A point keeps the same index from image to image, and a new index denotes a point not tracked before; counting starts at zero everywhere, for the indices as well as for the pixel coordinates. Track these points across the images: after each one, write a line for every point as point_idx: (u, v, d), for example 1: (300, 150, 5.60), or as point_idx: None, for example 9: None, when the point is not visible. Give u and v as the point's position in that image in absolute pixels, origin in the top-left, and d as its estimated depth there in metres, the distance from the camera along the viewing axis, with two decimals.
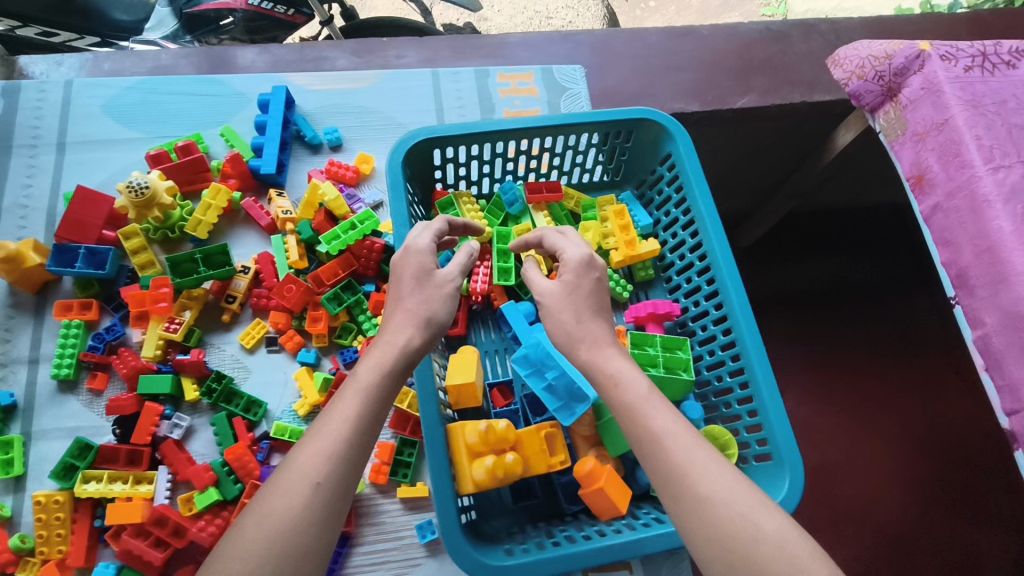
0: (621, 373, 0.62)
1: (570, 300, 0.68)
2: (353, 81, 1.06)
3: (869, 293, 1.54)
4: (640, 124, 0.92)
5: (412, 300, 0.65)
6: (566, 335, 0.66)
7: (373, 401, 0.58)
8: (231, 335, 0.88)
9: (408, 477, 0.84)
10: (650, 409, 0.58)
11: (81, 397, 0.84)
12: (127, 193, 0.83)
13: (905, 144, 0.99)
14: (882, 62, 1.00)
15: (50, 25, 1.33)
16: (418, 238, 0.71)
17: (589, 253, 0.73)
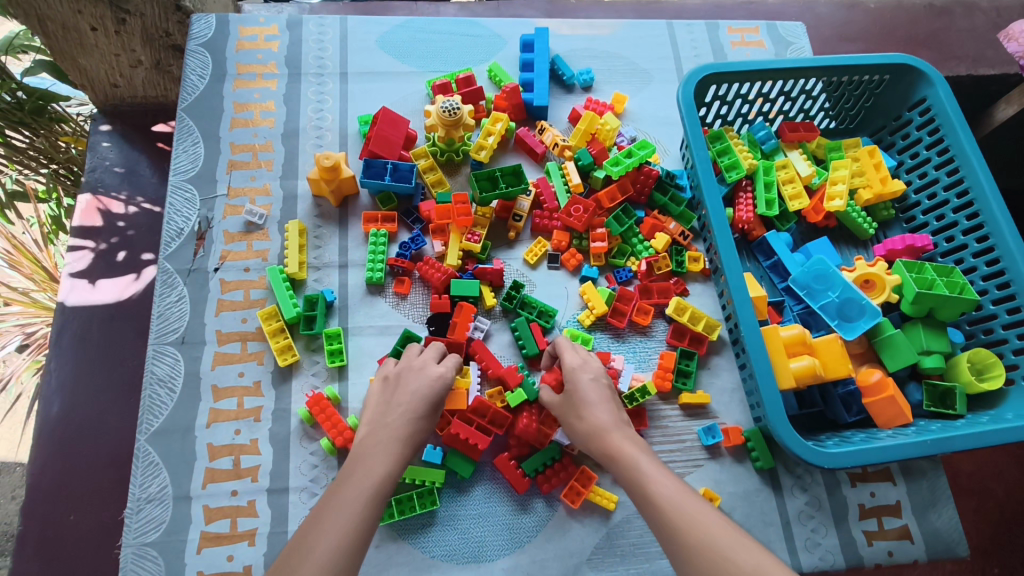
0: (624, 451, 0.68)
1: (565, 412, 0.75)
2: (597, 28, 1.13)
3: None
4: (899, 70, 0.98)
5: (404, 424, 0.71)
6: (577, 436, 0.73)
7: (369, 511, 0.62)
8: (515, 252, 0.95)
9: (688, 385, 0.90)
10: (649, 481, 0.64)
11: (388, 299, 0.91)
12: (440, 112, 0.91)
13: None
14: None
15: None
16: (426, 361, 0.78)
17: (586, 358, 0.78)
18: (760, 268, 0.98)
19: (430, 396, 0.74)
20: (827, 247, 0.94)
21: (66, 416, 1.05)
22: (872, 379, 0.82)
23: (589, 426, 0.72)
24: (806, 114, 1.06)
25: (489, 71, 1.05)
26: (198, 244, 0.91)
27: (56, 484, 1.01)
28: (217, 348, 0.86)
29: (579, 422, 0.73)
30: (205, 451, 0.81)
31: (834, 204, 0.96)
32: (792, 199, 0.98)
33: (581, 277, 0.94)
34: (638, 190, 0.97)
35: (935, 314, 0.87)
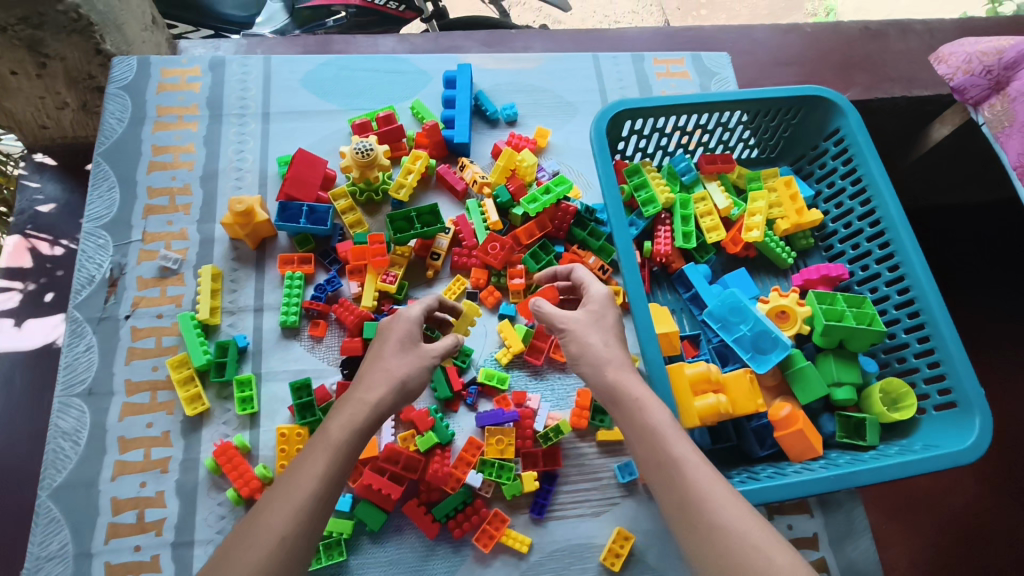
0: (649, 400, 0.68)
1: (585, 328, 0.76)
2: (523, 62, 1.14)
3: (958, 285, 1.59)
4: (812, 102, 1.00)
5: (391, 361, 0.70)
6: (595, 359, 0.73)
7: (339, 461, 0.63)
8: (434, 290, 0.95)
9: (605, 422, 0.89)
10: (671, 436, 0.64)
11: (303, 342, 0.90)
12: (354, 154, 0.91)
13: (1012, 135, 1.20)
14: (993, 58, 1.21)
15: (172, 20, 1.58)
16: (410, 308, 0.78)
17: (610, 291, 0.80)
18: (679, 299, 0.98)
19: (414, 333, 0.74)
20: (744, 279, 0.95)
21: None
22: (782, 413, 0.83)
23: (610, 360, 0.72)
24: (726, 145, 1.07)
25: (411, 109, 1.05)
26: (110, 291, 0.90)
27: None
28: (127, 398, 0.85)
29: (597, 355, 0.73)
30: (108, 505, 0.80)
31: (751, 235, 0.97)
32: (709, 231, 0.98)
33: (499, 315, 0.94)
34: (557, 226, 0.97)
35: (846, 345, 0.88)
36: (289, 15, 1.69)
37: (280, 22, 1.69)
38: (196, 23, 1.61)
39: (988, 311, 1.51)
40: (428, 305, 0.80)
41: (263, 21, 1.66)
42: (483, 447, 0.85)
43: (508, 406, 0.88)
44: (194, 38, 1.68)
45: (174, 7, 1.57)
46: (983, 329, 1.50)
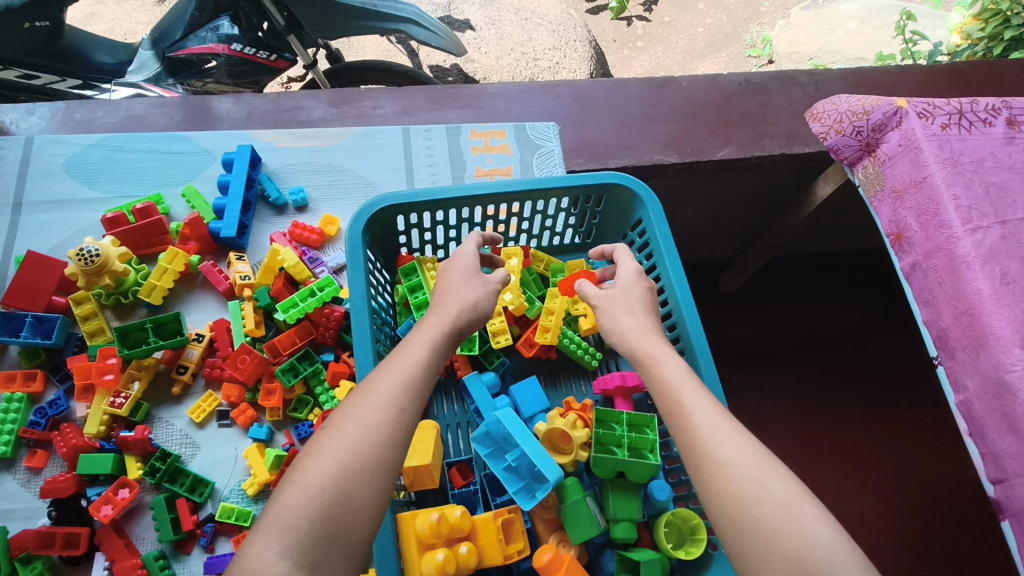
0: (660, 353, 0.65)
1: (611, 301, 0.72)
2: (322, 138, 1.04)
3: (854, 340, 1.51)
4: (610, 190, 0.91)
5: (465, 284, 0.70)
6: (613, 325, 0.70)
7: (436, 354, 0.62)
8: (180, 409, 0.84)
9: (359, 562, 0.79)
10: (684, 386, 0.60)
11: (18, 476, 0.79)
12: (76, 261, 0.81)
13: (883, 200, 1.08)
14: (860, 118, 1.09)
15: (31, 68, 1.37)
16: (466, 245, 0.77)
17: (638, 270, 0.76)
18: (466, 411, 0.87)
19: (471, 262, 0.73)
20: (529, 389, 0.85)
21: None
22: (545, 558, 0.72)
23: (626, 322, 0.70)
24: (531, 233, 0.97)
25: (183, 196, 0.96)
26: None
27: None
28: None
29: (627, 314, 0.70)
30: None
31: (543, 339, 0.87)
32: (497, 334, 0.87)
33: (250, 437, 0.83)
34: (323, 332, 0.87)
35: (628, 475, 0.77)
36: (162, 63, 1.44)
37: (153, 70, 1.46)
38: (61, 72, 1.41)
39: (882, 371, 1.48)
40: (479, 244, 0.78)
41: (133, 68, 1.45)
42: None
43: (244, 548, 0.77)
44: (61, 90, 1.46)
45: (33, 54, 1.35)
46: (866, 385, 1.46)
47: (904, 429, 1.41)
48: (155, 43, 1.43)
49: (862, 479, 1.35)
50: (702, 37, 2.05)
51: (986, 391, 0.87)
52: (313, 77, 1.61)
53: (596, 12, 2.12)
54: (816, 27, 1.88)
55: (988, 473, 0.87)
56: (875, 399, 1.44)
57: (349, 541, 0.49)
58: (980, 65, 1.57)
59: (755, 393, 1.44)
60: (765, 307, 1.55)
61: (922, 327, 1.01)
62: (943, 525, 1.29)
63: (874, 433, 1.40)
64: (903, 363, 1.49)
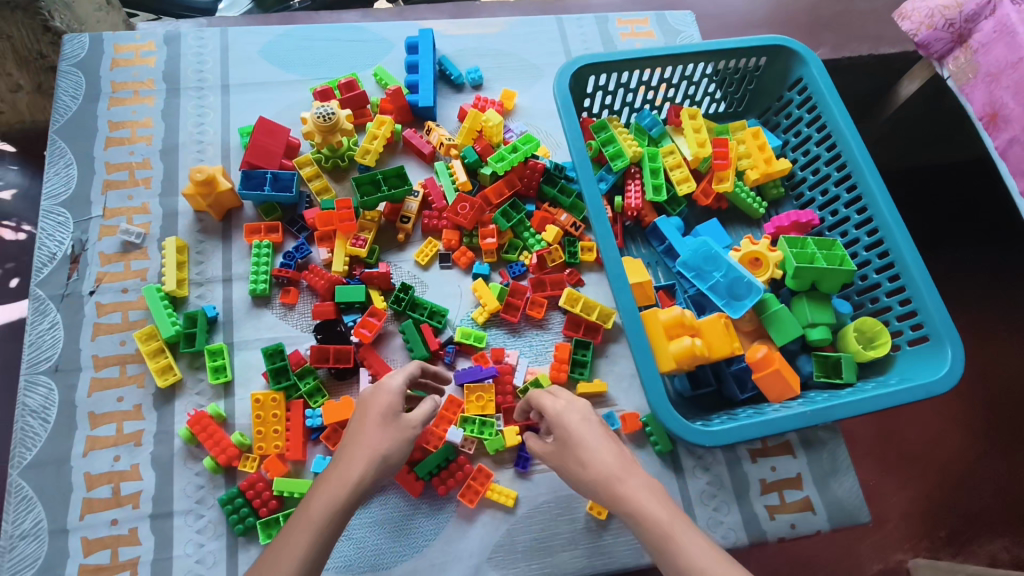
0: (643, 506, 0.60)
1: (565, 458, 0.67)
2: (486, 27, 1.13)
3: (952, 238, 1.51)
4: (775, 52, 1.00)
5: (371, 437, 0.66)
6: (589, 481, 0.64)
7: (323, 540, 0.59)
8: (406, 254, 0.94)
9: (585, 374, 0.89)
10: (686, 543, 0.57)
11: (275, 310, 0.89)
12: (314, 118, 0.90)
13: (977, 85, 1.16)
14: (953, 11, 1.16)
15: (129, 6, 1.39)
16: (390, 377, 0.72)
17: (574, 398, 0.71)
18: (654, 253, 0.99)
19: (378, 412, 0.68)
20: (716, 230, 0.95)
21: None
22: (758, 355, 0.83)
23: (603, 468, 0.63)
24: (693, 100, 1.06)
25: (375, 76, 1.04)
26: (71, 268, 0.88)
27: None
28: (94, 373, 0.84)
29: (582, 470, 0.64)
30: (81, 480, 0.80)
31: (722, 185, 0.97)
32: (680, 183, 0.97)
33: (473, 275, 0.93)
34: (526, 185, 0.96)
35: (818, 287, 0.89)
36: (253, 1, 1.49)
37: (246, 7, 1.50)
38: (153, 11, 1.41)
39: (981, 267, 1.48)
40: (412, 374, 0.75)
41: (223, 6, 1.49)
42: (464, 405, 0.85)
43: (486, 363, 0.88)
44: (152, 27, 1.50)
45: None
46: (965, 286, 1.48)
47: (1001, 320, 1.45)
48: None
49: None
50: None
51: None
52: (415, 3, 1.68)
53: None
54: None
55: None
56: (971, 289, 1.48)
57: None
58: None
59: None
60: None
61: (1018, 197, 1.11)
62: None
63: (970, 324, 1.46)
64: (997, 264, 1.49)
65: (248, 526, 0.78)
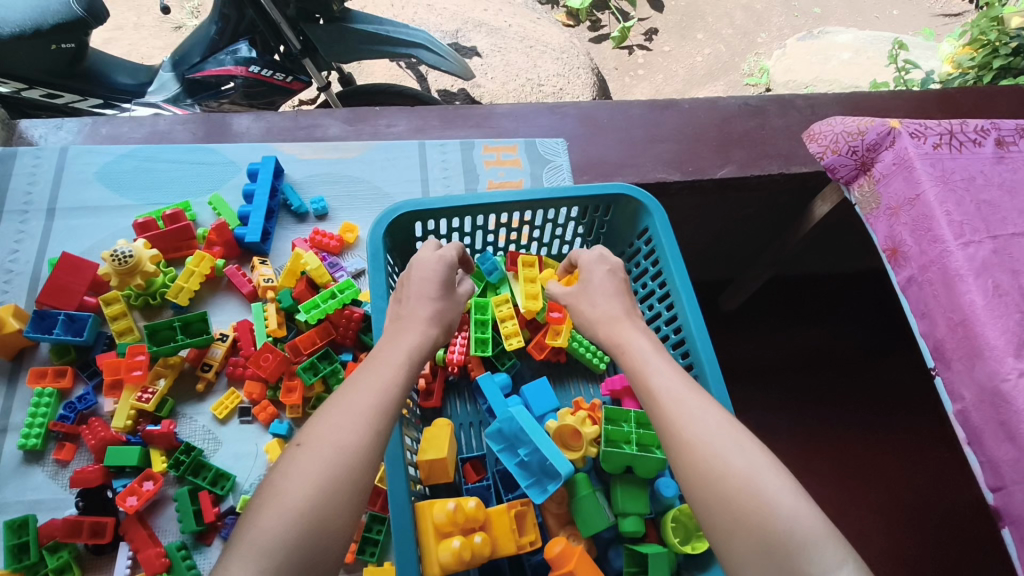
0: (628, 340, 0.68)
1: (577, 298, 0.76)
2: (342, 151, 1.10)
3: (851, 369, 1.53)
4: (617, 200, 0.96)
5: (443, 300, 0.71)
6: (586, 321, 0.74)
7: (413, 371, 0.63)
8: (204, 405, 0.87)
9: (375, 557, 0.79)
10: (650, 368, 0.63)
11: (46, 467, 0.82)
12: (111, 261, 0.85)
13: (880, 217, 1.04)
14: (855, 138, 1.06)
15: (53, 87, 1.51)
16: (448, 249, 0.78)
17: (601, 253, 0.80)
18: (478, 411, 0.91)
19: (443, 275, 0.73)
20: (542, 389, 0.89)
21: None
22: (556, 550, 0.73)
23: (599, 317, 0.73)
24: (541, 243, 1.01)
25: (209, 204, 1.00)
26: None
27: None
28: None
29: (590, 307, 0.74)
30: None
31: (555, 340, 0.91)
32: (509, 337, 0.91)
33: (270, 433, 0.86)
34: (342, 333, 0.91)
35: (635, 470, 0.80)
36: (181, 83, 1.61)
37: (174, 91, 1.62)
38: (83, 92, 1.55)
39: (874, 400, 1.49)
40: (458, 247, 0.79)
41: (153, 89, 1.61)
42: None
43: None
44: (82, 109, 1.61)
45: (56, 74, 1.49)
46: (860, 414, 1.47)
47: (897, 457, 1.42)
48: (177, 65, 1.61)
49: (858, 495, 1.37)
50: (701, 66, 2.31)
51: (982, 400, 0.85)
52: (328, 101, 1.72)
53: (600, 42, 2.41)
54: (813, 56, 2.16)
55: (987, 481, 0.85)
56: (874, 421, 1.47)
57: (324, 557, 0.50)
58: (972, 92, 1.61)
59: (757, 411, 1.46)
60: (772, 323, 1.58)
61: (920, 340, 0.97)
62: (940, 541, 1.32)
63: (871, 458, 1.42)
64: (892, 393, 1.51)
65: None
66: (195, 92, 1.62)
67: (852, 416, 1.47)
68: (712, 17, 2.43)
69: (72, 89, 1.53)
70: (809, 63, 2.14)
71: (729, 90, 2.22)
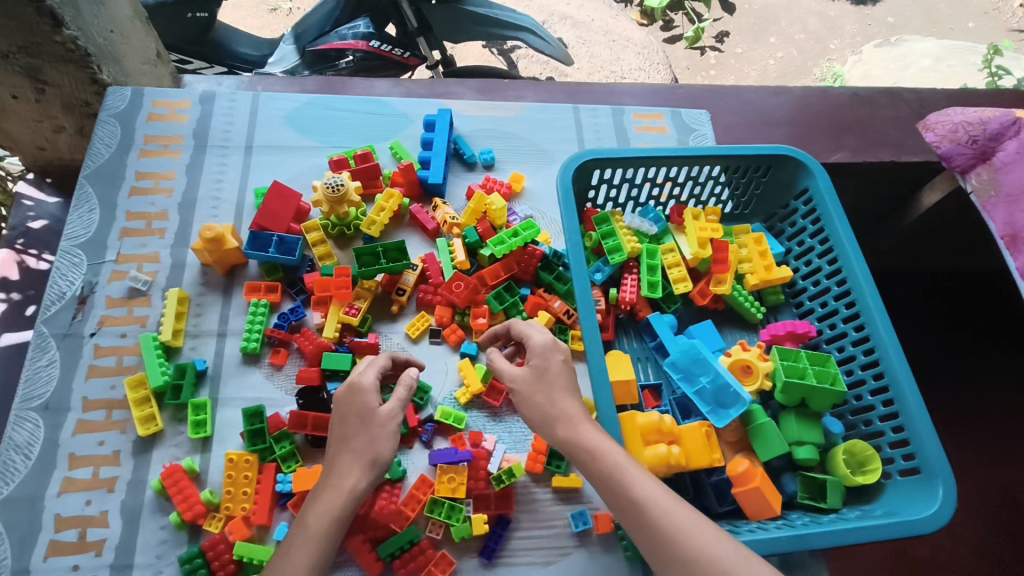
0: (598, 444, 0.69)
1: (533, 390, 0.74)
2: (502, 110, 1.16)
3: (962, 351, 1.51)
4: (779, 162, 1.02)
5: (357, 443, 0.71)
6: (543, 416, 0.73)
7: (329, 537, 0.65)
8: (397, 325, 0.95)
9: (561, 468, 0.88)
10: (635, 475, 0.66)
11: (263, 369, 0.91)
12: (325, 189, 0.94)
13: (997, 205, 1.04)
14: (976, 128, 1.07)
15: (185, 53, 1.64)
16: (364, 376, 0.77)
17: (552, 338, 0.79)
18: (646, 348, 0.99)
19: (369, 407, 0.73)
20: (710, 331, 0.95)
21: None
22: (739, 469, 0.82)
23: (558, 414, 0.72)
24: (699, 199, 1.07)
25: (390, 149, 1.08)
26: (78, 308, 0.92)
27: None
28: (81, 415, 0.86)
29: (551, 404, 0.73)
30: (51, 522, 0.80)
31: (720, 288, 0.97)
32: (677, 282, 0.98)
33: (461, 354, 0.94)
34: (523, 268, 0.98)
35: (808, 404, 0.87)
36: (301, 56, 1.67)
37: (292, 61, 1.68)
38: (209, 59, 1.67)
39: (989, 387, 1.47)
40: (383, 367, 0.80)
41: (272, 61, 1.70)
42: (435, 486, 0.84)
43: (463, 445, 0.88)
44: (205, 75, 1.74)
45: (189, 41, 1.62)
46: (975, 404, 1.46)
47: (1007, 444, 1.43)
48: (296, 39, 1.67)
49: (965, 484, 1.37)
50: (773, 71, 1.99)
51: None
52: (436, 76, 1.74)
53: (673, 42, 2.13)
54: (892, 61, 1.92)
55: None
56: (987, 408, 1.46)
57: None
58: None
59: None
60: None
61: None
62: None
63: (976, 449, 1.41)
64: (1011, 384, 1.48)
65: None
66: (313, 65, 1.67)
67: (961, 409, 1.45)
68: (786, 19, 2.02)
69: (199, 54, 1.64)
70: (886, 68, 1.91)
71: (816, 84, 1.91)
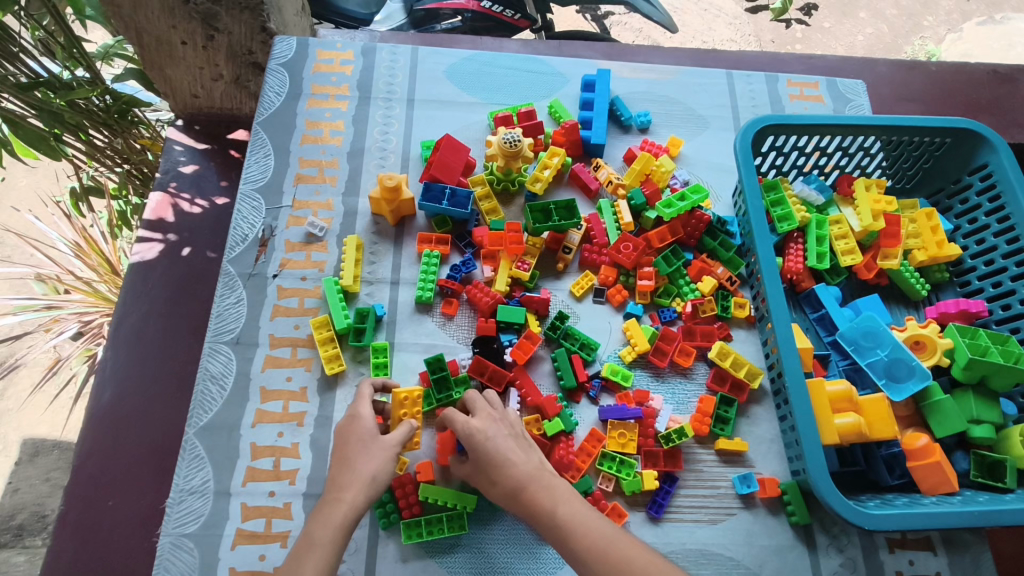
0: (543, 510, 0.69)
1: (481, 473, 0.74)
2: (657, 73, 1.15)
3: None
4: (959, 135, 0.99)
5: (359, 462, 0.72)
6: (498, 495, 0.73)
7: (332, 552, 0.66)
8: (562, 283, 0.97)
9: (726, 431, 0.88)
10: (578, 540, 0.66)
11: (435, 318, 0.93)
12: (502, 143, 0.96)
13: None
14: None
15: None
16: (362, 404, 0.78)
17: (487, 414, 0.76)
18: (806, 319, 0.98)
19: (365, 437, 0.74)
20: (877, 305, 0.95)
21: (117, 403, 1.06)
22: (918, 443, 0.81)
23: (507, 492, 0.72)
24: (863, 171, 1.06)
25: (550, 107, 1.09)
26: (260, 250, 0.95)
27: (98, 469, 1.01)
28: (269, 351, 0.90)
29: (496, 485, 0.72)
30: (247, 450, 0.84)
31: (888, 262, 0.96)
32: (844, 254, 0.97)
33: (625, 314, 0.95)
34: (688, 233, 0.99)
35: (987, 383, 0.87)
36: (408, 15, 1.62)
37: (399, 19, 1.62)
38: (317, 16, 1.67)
39: None
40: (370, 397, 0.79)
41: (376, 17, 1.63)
42: (605, 440, 0.86)
43: (630, 403, 0.89)
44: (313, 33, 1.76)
45: None
46: None
47: None
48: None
49: None
50: (861, 47, 1.88)
51: None
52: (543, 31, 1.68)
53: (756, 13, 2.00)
54: (993, 40, 1.88)
55: None
56: None
57: None
58: None
59: None
60: None
61: None
62: None
63: None
64: None
65: (391, 522, 0.80)
66: (422, 24, 1.62)
67: None
68: None
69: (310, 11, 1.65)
70: (986, 47, 1.86)
71: (919, 58, 1.84)
